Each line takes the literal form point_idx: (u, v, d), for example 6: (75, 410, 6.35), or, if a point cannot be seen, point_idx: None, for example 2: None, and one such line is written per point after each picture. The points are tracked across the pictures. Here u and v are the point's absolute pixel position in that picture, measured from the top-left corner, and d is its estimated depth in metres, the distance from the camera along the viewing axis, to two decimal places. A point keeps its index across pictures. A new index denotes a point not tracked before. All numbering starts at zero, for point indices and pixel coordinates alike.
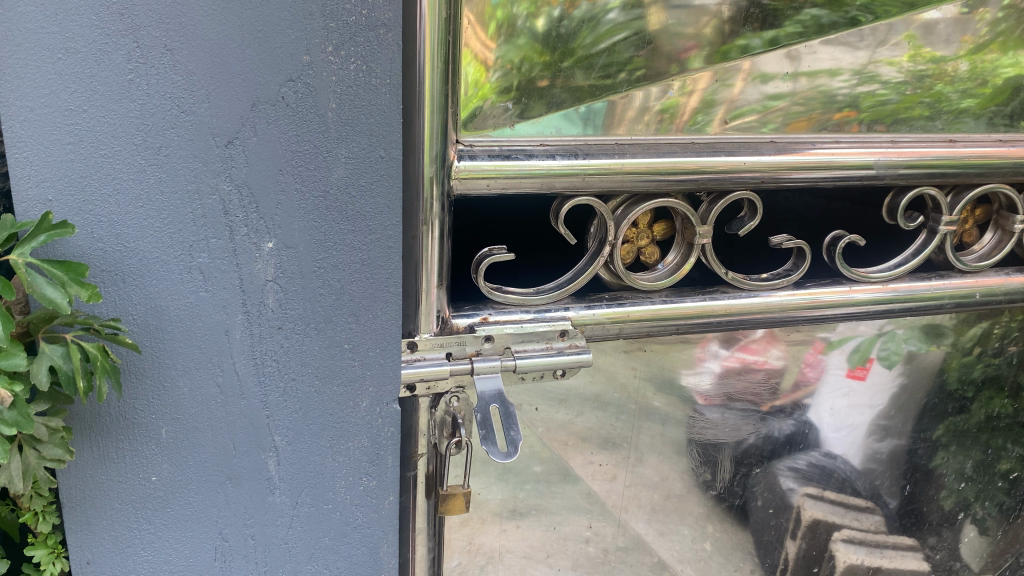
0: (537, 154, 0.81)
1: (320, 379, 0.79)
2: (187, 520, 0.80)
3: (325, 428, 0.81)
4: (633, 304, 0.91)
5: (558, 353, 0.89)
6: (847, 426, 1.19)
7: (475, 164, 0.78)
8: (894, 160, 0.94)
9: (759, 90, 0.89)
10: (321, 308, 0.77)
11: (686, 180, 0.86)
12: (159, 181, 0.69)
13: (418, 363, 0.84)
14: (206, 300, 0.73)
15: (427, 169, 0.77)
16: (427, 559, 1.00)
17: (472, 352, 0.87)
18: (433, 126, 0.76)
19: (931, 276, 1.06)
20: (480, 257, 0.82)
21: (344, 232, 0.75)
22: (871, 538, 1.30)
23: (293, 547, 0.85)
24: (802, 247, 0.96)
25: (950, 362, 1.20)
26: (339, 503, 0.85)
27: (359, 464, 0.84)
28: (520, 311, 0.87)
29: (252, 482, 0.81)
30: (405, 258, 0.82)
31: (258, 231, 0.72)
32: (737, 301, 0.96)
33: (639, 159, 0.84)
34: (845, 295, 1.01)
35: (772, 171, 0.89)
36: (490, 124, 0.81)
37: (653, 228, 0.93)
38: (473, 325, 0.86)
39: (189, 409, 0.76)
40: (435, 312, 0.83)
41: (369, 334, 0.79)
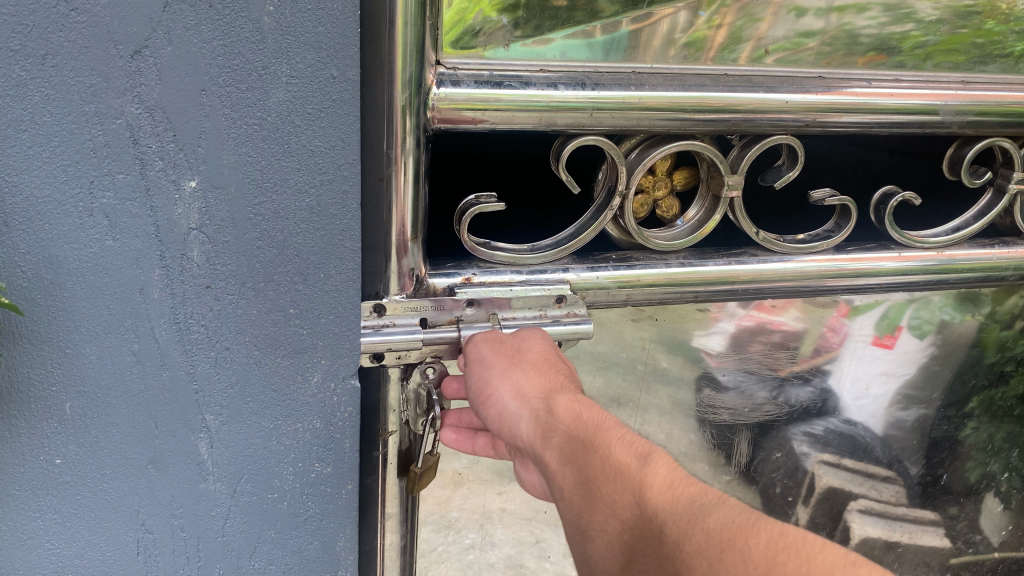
0: (535, 83, 0.65)
1: (261, 350, 0.65)
2: (102, 510, 0.68)
3: (267, 407, 0.68)
4: (644, 267, 0.76)
5: (554, 322, 0.74)
6: (867, 394, 1.02)
7: (458, 92, 0.62)
8: (963, 105, 0.78)
9: (789, 25, 0.72)
10: (259, 264, 0.62)
11: (716, 120, 0.71)
12: (46, 99, 0.54)
13: (387, 329, 0.68)
14: (114, 250, 0.59)
15: (399, 96, 0.61)
16: (398, 546, 0.80)
17: (451, 319, 0.70)
18: (407, 51, 0.59)
19: (992, 243, 0.90)
20: (464, 206, 0.67)
21: (286, 169, 0.60)
22: (892, 511, 1.13)
23: (231, 541, 0.72)
24: (847, 205, 0.79)
25: (987, 335, 1.03)
26: (287, 493, 0.72)
27: (310, 448, 0.71)
28: (510, 271, 0.72)
29: (179, 468, 0.68)
30: (365, 211, 0.66)
31: (177, 167, 0.58)
32: (767, 266, 0.81)
33: (661, 92, 0.68)
34: (892, 263, 0.86)
35: (814, 113, 0.73)
36: (481, 42, 0.64)
37: (674, 177, 0.78)
38: (452, 287, 0.70)
39: (97, 381, 0.63)
40: (409, 270, 0.68)
41: (319, 298, 0.65)
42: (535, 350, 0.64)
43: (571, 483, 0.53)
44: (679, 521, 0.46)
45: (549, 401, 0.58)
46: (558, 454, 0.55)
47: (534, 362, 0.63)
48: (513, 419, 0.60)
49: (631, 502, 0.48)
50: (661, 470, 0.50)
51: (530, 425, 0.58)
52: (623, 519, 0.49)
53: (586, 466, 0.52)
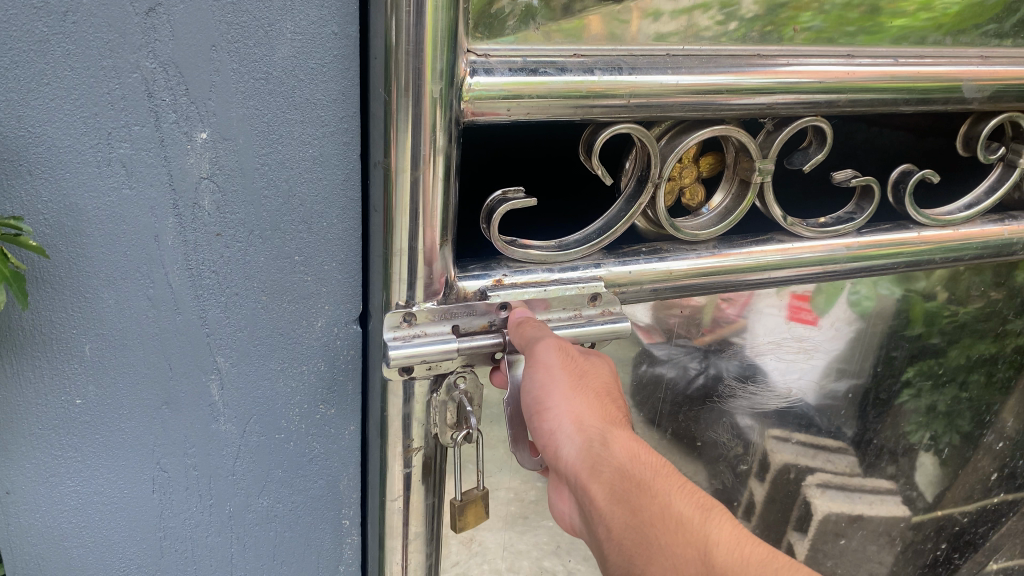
0: (571, 68, 0.66)
1: (267, 295, 0.69)
2: (118, 448, 0.71)
3: (275, 349, 0.72)
4: (675, 259, 0.80)
5: (589, 322, 0.78)
6: (795, 370, 1.04)
7: (493, 81, 0.63)
8: (984, 82, 0.82)
9: (649, 30, 0.70)
10: (266, 213, 0.66)
11: (750, 103, 0.73)
12: (66, 54, 0.57)
13: (419, 339, 0.70)
14: (130, 198, 0.63)
15: (433, 89, 0.61)
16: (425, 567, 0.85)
17: (482, 323, 0.74)
18: (437, 43, 0.59)
19: (1002, 218, 0.95)
20: (493, 204, 0.69)
21: (290, 122, 0.64)
22: (850, 483, 1.18)
23: (241, 479, 0.76)
24: (869, 184, 0.83)
25: (915, 307, 1.06)
26: (293, 433, 0.76)
27: (314, 391, 0.75)
28: (541, 270, 0.75)
29: (192, 408, 0.72)
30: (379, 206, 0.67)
31: (189, 119, 0.62)
32: (790, 247, 0.85)
33: (697, 74, 0.70)
34: (917, 240, 0.91)
35: (851, 91, 0.76)
36: (508, 27, 0.65)
37: (700, 164, 0.82)
38: (485, 290, 0.72)
39: (115, 324, 0.67)
40: (437, 276, 0.70)
41: (324, 246, 0.69)
42: (601, 375, 0.71)
43: (626, 527, 0.63)
44: None
45: (605, 436, 0.67)
46: (610, 492, 0.65)
47: (593, 384, 0.70)
48: (562, 438, 0.67)
49: (698, 557, 0.61)
50: (721, 529, 0.63)
51: (581, 451, 0.66)
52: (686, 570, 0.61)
53: (644, 512, 0.63)
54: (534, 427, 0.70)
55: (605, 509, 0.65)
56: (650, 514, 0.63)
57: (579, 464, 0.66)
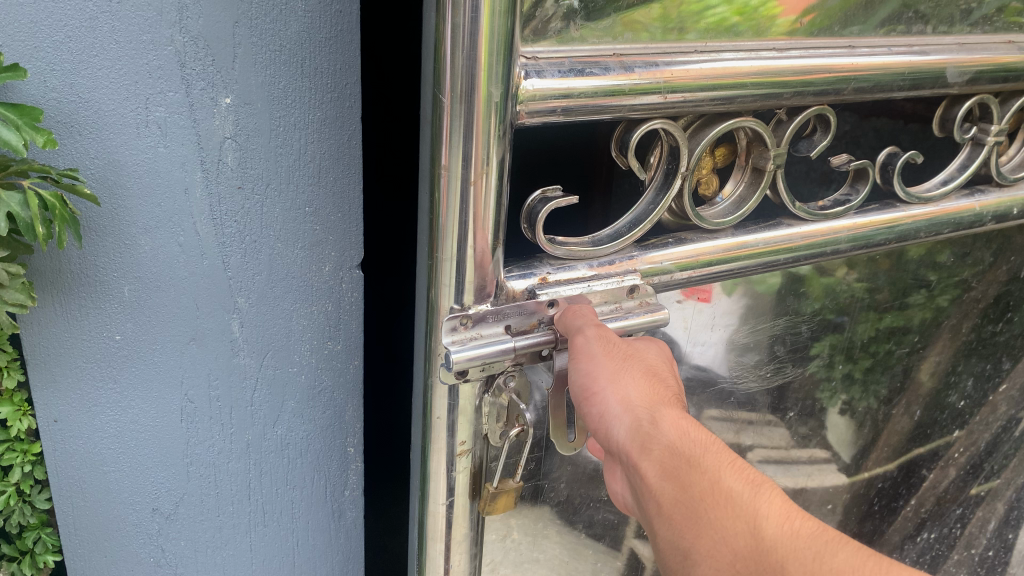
0: (613, 68, 0.64)
1: (282, 243, 0.79)
2: (151, 381, 0.81)
3: (290, 290, 0.82)
4: (699, 243, 0.79)
5: (630, 315, 0.77)
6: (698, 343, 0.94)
7: (544, 83, 0.62)
8: (966, 65, 0.84)
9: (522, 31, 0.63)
10: (282, 168, 0.76)
11: (771, 96, 0.72)
12: (112, 30, 0.67)
13: (476, 342, 0.70)
14: (164, 155, 0.73)
15: (491, 92, 0.60)
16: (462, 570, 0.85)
17: (532, 322, 0.73)
18: (493, 46, 0.59)
19: (971, 192, 0.96)
20: (533, 206, 0.69)
21: (301, 88, 0.74)
22: (786, 456, 1.14)
23: (259, 410, 0.86)
24: (864, 166, 0.85)
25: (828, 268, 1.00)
26: (304, 366, 0.86)
27: (322, 327, 0.85)
28: (582, 266, 0.73)
29: (216, 343, 0.82)
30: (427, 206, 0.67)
31: (215, 86, 0.72)
32: (807, 233, 0.85)
33: (730, 67, 0.69)
34: (906, 217, 0.91)
35: (871, 80, 0.77)
36: (551, 28, 0.65)
37: (714, 154, 0.79)
38: (532, 289, 0.71)
39: (151, 267, 0.77)
40: (490, 278, 0.69)
41: (330, 198, 0.79)
42: (648, 358, 0.73)
43: (675, 500, 0.64)
44: (800, 556, 0.57)
45: (654, 415, 0.67)
46: (660, 469, 0.65)
47: (639, 366, 0.71)
48: (611, 418, 0.69)
49: (748, 532, 0.60)
50: (772, 504, 0.61)
51: (630, 430, 0.68)
52: (736, 544, 0.60)
53: (693, 486, 0.63)
54: (583, 410, 0.71)
55: (656, 486, 0.65)
56: (698, 488, 0.63)
57: (629, 443, 0.67)
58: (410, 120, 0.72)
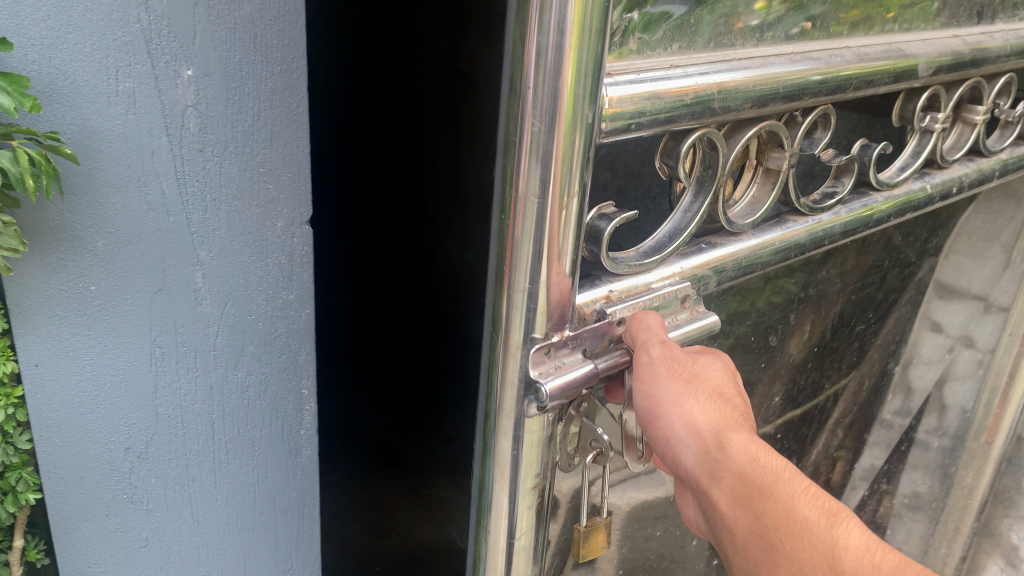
0: (670, 72, 0.55)
1: (239, 200, 0.90)
2: (123, 328, 0.90)
3: (247, 243, 0.92)
4: (732, 245, 0.70)
5: (687, 326, 0.68)
6: None
7: (623, 94, 0.52)
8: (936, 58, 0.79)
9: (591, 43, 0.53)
10: (238, 132, 0.87)
11: (795, 98, 0.64)
12: (86, 10, 0.76)
13: (562, 371, 0.58)
14: (134, 122, 0.82)
15: (579, 103, 0.50)
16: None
17: (602, 344, 0.62)
18: (581, 61, 0.49)
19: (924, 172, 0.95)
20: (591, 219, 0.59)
21: (254, 60, 0.86)
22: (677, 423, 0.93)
23: (221, 353, 0.96)
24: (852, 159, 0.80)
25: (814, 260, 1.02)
26: (261, 314, 0.97)
27: (277, 279, 0.96)
28: (635, 279, 0.63)
29: (181, 293, 0.91)
30: (494, 229, 0.55)
31: (177, 59, 0.81)
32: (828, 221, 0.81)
33: (771, 74, 0.62)
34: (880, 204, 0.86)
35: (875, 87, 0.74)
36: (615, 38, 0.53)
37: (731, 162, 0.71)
38: (600, 308, 0.61)
39: (123, 222, 0.86)
40: (566, 307, 0.57)
41: (281, 159, 0.91)
42: (714, 375, 0.65)
43: (750, 532, 0.58)
44: None
45: (722, 437, 0.61)
46: (732, 497, 0.60)
47: (708, 385, 0.63)
48: (677, 445, 0.61)
49: (825, 561, 0.55)
50: (853, 534, 0.57)
51: (698, 455, 0.61)
52: None
53: (766, 515, 0.58)
54: (646, 433, 0.64)
55: (727, 513, 0.60)
56: (772, 517, 0.58)
57: (696, 469, 0.61)
58: (417, 138, 0.67)
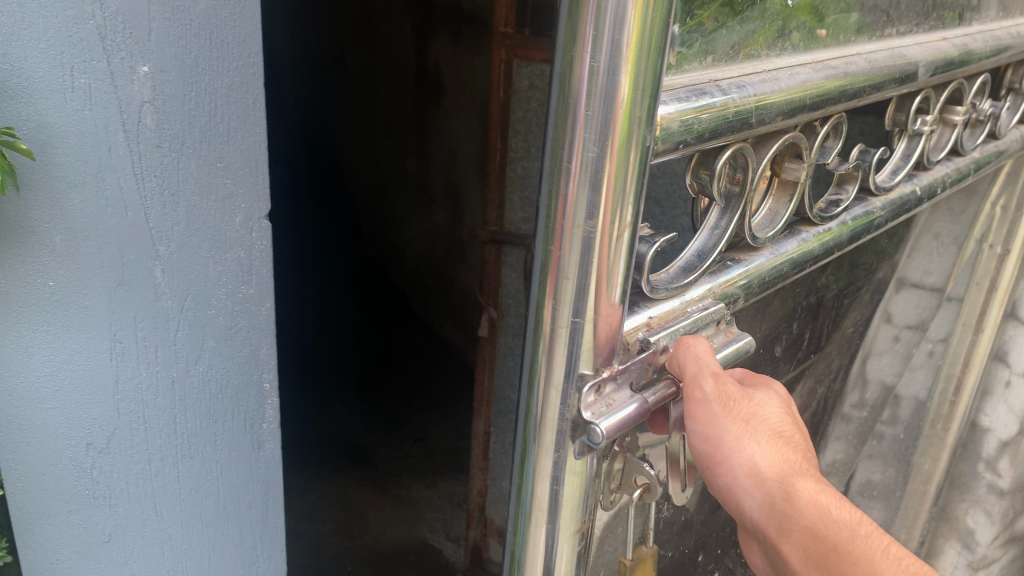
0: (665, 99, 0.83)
1: (198, 195, 0.91)
2: (82, 324, 0.90)
3: (206, 238, 0.93)
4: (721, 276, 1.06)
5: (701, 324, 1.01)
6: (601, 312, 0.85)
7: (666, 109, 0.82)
8: None
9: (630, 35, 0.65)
10: (195, 128, 0.88)
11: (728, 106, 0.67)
12: (40, 6, 0.77)
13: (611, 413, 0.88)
14: (89, 119, 0.82)
15: (634, 114, 0.76)
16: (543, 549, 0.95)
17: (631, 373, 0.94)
18: (639, 96, 0.76)
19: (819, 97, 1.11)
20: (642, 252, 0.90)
21: (210, 57, 0.87)
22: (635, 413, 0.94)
23: (182, 349, 0.96)
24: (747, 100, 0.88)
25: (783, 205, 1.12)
26: (221, 309, 0.98)
27: (236, 274, 0.98)
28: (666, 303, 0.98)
29: (141, 289, 0.91)
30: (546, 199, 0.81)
31: (133, 56, 0.82)
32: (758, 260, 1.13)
33: None
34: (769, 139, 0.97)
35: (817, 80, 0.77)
36: None
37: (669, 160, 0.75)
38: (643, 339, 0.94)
39: (81, 217, 0.86)
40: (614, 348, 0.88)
41: (239, 154, 0.93)
42: (771, 412, 0.95)
43: None
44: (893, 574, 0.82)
45: (781, 486, 0.89)
46: (801, 552, 0.86)
47: (765, 428, 0.93)
48: (738, 485, 0.90)
49: None
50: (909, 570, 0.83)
51: (764, 506, 0.89)
52: None
53: (823, 547, 0.85)
54: (710, 475, 0.93)
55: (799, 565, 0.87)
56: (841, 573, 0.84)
57: (762, 517, 0.89)
58: None
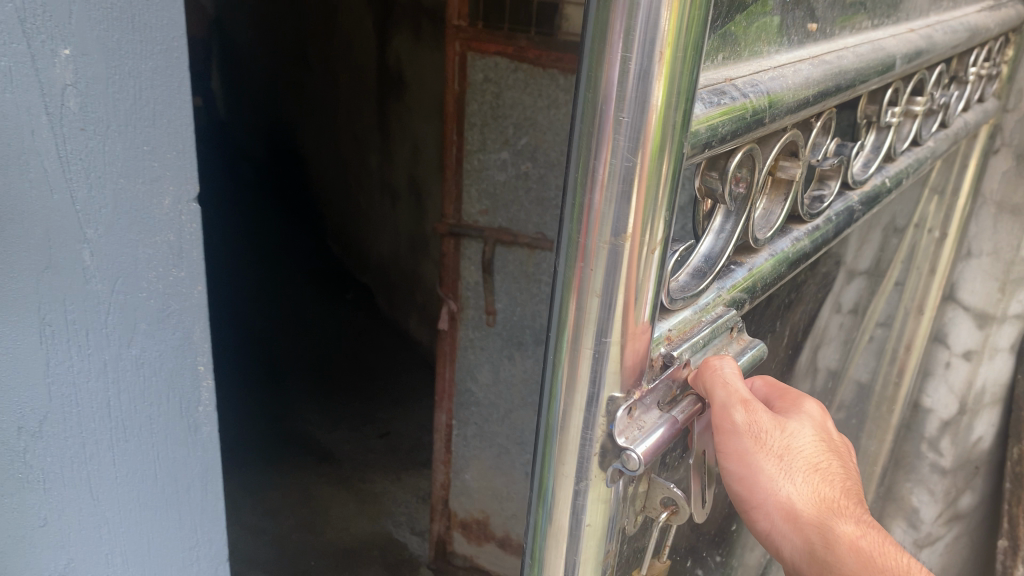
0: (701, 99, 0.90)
1: (125, 178, 0.92)
2: (9, 308, 0.88)
3: (134, 222, 0.94)
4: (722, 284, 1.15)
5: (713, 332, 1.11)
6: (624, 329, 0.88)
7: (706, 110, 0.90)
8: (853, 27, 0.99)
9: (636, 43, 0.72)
10: (120, 111, 0.89)
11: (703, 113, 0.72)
12: None
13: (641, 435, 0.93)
14: (12, 101, 0.82)
15: (663, 136, 0.81)
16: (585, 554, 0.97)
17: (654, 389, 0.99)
18: (666, 119, 0.80)
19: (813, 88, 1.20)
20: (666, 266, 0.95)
21: (134, 41, 0.89)
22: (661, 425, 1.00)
23: (113, 331, 0.97)
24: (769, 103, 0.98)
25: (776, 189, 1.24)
26: (153, 291, 0.99)
27: (167, 256, 0.99)
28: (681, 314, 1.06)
29: (69, 272, 0.91)
30: (570, 210, 0.85)
31: (54, 39, 0.83)
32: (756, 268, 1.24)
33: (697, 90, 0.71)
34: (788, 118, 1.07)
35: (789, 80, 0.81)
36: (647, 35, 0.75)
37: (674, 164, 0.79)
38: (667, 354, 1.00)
39: (4, 201, 0.84)
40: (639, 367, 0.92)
41: (165, 137, 0.95)
42: (806, 450, 1.07)
43: None
44: None
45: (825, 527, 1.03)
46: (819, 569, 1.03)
47: (804, 463, 1.06)
48: (775, 521, 1.04)
49: None
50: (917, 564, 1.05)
51: (801, 540, 1.03)
52: None
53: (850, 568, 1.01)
54: (748, 511, 1.06)
55: None
56: None
57: (798, 546, 1.03)
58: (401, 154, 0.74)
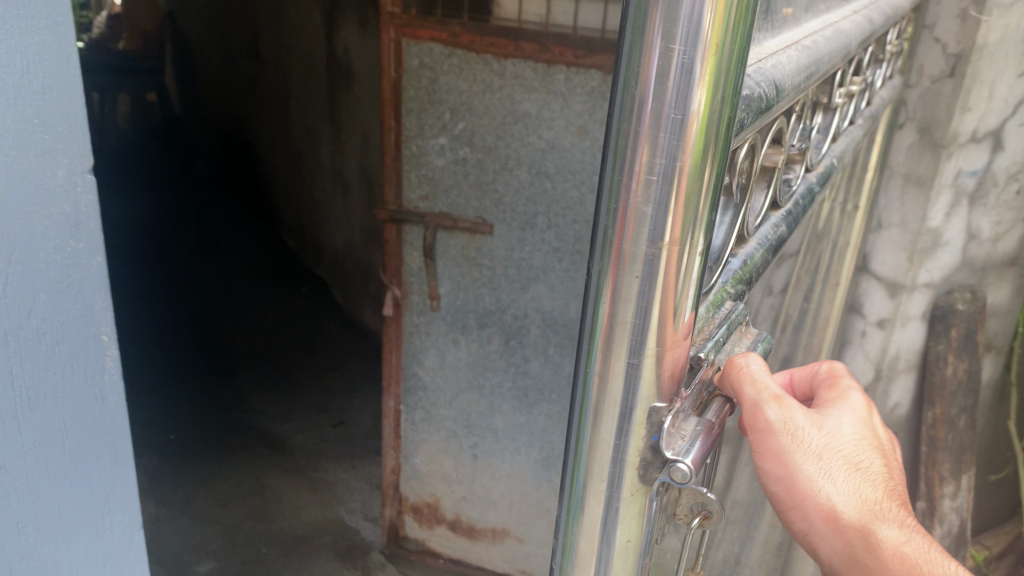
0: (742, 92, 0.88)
1: (16, 151, 0.94)
2: None
3: (27, 194, 0.96)
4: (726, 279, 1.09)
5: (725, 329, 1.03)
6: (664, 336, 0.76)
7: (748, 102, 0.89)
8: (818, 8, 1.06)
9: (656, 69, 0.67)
10: (8, 84, 0.91)
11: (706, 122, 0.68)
12: None
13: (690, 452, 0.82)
14: None
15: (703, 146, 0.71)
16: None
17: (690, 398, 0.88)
18: (708, 126, 0.70)
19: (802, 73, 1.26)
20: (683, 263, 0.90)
21: (20, 15, 0.91)
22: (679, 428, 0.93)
23: (12, 302, 0.98)
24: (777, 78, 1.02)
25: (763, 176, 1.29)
26: (49, 260, 1.01)
27: (62, 227, 1.02)
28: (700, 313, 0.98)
29: None
30: (601, 231, 0.74)
31: None
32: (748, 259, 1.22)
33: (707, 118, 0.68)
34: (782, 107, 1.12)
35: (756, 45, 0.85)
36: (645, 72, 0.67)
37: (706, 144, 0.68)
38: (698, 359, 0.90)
39: None
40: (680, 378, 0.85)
41: (54, 110, 0.97)
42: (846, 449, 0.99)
43: None
44: None
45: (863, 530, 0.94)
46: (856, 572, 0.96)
47: (847, 464, 0.97)
48: (809, 523, 0.95)
49: None
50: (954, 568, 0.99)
51: (837, 544, 0.94)
52: None
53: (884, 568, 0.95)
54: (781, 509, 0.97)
55: None
56: None
57: (836, 552, 0.95)
58: None
